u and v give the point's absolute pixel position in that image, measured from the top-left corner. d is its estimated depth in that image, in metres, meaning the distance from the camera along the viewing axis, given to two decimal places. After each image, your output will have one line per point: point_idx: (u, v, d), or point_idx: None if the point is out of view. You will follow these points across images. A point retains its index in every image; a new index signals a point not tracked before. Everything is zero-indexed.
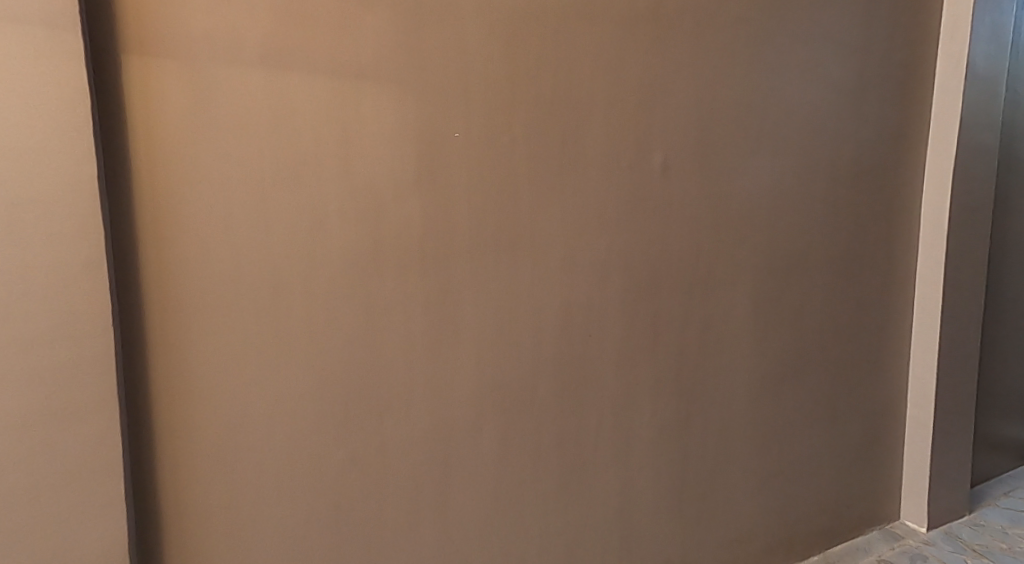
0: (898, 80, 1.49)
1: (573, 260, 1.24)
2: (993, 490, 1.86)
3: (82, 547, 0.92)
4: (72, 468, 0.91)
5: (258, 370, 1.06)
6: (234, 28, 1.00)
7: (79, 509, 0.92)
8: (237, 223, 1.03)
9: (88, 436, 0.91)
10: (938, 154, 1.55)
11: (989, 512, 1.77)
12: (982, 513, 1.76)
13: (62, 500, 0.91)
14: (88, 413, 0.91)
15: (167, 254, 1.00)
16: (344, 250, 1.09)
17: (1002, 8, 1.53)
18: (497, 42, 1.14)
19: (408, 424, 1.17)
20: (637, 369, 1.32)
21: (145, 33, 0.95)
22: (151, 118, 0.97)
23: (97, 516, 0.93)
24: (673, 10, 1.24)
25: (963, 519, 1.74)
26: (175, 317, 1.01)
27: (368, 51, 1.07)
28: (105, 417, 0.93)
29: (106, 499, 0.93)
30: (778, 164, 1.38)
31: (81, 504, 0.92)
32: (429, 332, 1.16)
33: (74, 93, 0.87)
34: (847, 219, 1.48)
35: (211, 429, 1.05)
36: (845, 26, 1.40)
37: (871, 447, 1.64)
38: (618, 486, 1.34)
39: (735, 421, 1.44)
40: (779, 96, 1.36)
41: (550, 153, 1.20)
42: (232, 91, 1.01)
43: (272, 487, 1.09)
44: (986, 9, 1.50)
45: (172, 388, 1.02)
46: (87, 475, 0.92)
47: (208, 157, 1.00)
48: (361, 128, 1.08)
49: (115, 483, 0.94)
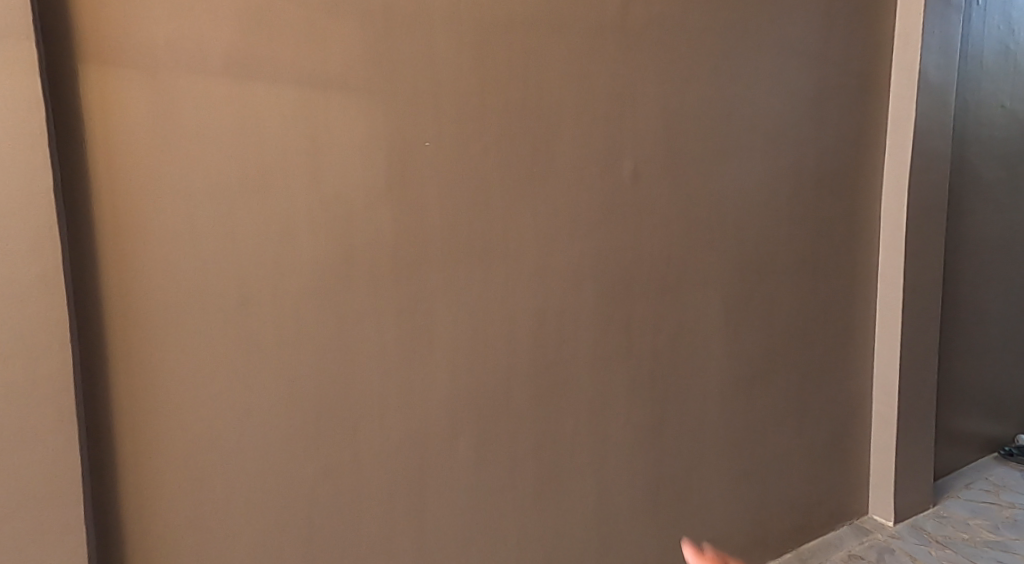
0: (854, 88, 1.54)
1: (549, 266, 1.25)
2: (955, 483, 1.93)
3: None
4: (36, 486, 0.88)
5: (229, 385, 1.04)
6: (198, 37, 0.98)
7: (44, 529, 0.90)
8: (203, 235, 1.01)
9: (51, 452, 0.89)
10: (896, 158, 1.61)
11: (952, 504, 1.83)
12: (945, 505, 1.82)
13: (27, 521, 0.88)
14: (50, 429, 0.89)
15: (130, 269, 0.97)
16: (315, 260, 1.08)
17: (951, 18, 1.59)
18: (468, 50, 1.15)
19: (384, 436, 1.16)
20: (614, 374, 1.34)
21: (104, 41, 0.93)
22: (111, 131, 0.95)
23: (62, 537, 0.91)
24: (639, 20, 1.26)
25: (927, 512, 1.80)
26: (137, 334, 0.98)
27: (338, 60, 1.07)
28: (69, 433, 0.90)
29: (71, 519, 0.91)
30: (744, 168, 1.41)
31: (45, 524, 0.90)
32: (406, 341, 1.16)
33: (30, 107, 0.84)
34: (811, 221, 1.52)
35: (180, 446, 1.02)
36: (803, 34, 1.44)
37: (839, 444, 1.68)
38: (593, 489, 1.35)
39: (710, 422, 1.46)
40: (743, 101, 1.39)
41: (523, 160, 1.21)
42: (196, 101, 0.99)
43: (247, 501, 1.07)
44: (935, 20, 1.56)
45: (136, 405, 0.99)
46: (50, 494, 0.89)
47: (173, 168, 0.98)
48: (330, 137, 1.08)
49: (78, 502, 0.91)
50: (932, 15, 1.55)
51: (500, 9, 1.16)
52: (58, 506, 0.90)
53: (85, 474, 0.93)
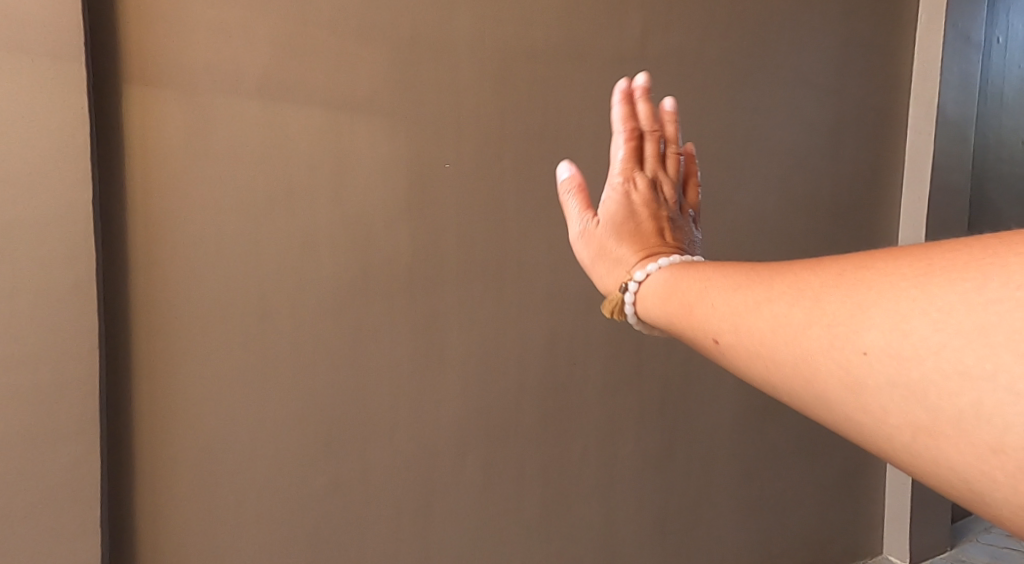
0: (875, 124, 1.50)
1: (559, 288, 1.27)
2: (976, 526, 1.84)
3: (58, 547, 0.97)
4: (57, 469, 0.96)
5: (242, 390, 1.10)
6: (233, 60, 1.05)
7: (59, 514, 0.97)
8: (227, 247, 1.07)
9: (71, 438, 0.97)
10: (914, 197, 1.55)
11: (971, 548, 1.74)
12: (963, 547, 1.74)
13: (44, 505, 0.96)
14: (72, 416, 0.97)
15: (157, 274, 1.04)
16: (333, 275, 1.13)
17: (973, 56, 1.54)
18: (489, 76, 1.18)
19: (390, 449, 1.18)
20: (623, 399, 1.33)
21: (149, 62, 1.01)
22: (151, 146, 1.02)
23: (74, 522, 0.97)
24: (660, 51, 1.28)
25: (945, 554, 1.72)
26: (160, 338, 1.05)
27: (364, 85, 1.12)
28: (89, 421, 0.98)
29: (82, 506, 0.98)
30: (764, 193, 1.39)
31: (62, 510, 0.97)
32: (415, 355, 1.19)
33: (74, 124, 0.94)
34: (832, 252, 1.48)
35: (194, 444, 1.08)
36: (827, 66, 1.43)
37: (855, 483, 1.63)
38: (601, 515, 1.34)
39: (721, 452, 1.44)
40: (766, 128, 1.38)
41: (537, 182, 1.23)
42: (231, 122, 1.06)
43: (248, 502, 1.11)
44: (955, 58, 1.51)
45: (156, 402, 1.05)
46: (65, 481, 0.97)
47: (205, 184, 1.05)
48: (353, 157, 1.12)
49: (90, 490, 0.98)
50: (950, 53, 1.50)
51: (522, 37, 1.19)
52: (76, 489, 0.97)
53: (102, 461, 1.00)
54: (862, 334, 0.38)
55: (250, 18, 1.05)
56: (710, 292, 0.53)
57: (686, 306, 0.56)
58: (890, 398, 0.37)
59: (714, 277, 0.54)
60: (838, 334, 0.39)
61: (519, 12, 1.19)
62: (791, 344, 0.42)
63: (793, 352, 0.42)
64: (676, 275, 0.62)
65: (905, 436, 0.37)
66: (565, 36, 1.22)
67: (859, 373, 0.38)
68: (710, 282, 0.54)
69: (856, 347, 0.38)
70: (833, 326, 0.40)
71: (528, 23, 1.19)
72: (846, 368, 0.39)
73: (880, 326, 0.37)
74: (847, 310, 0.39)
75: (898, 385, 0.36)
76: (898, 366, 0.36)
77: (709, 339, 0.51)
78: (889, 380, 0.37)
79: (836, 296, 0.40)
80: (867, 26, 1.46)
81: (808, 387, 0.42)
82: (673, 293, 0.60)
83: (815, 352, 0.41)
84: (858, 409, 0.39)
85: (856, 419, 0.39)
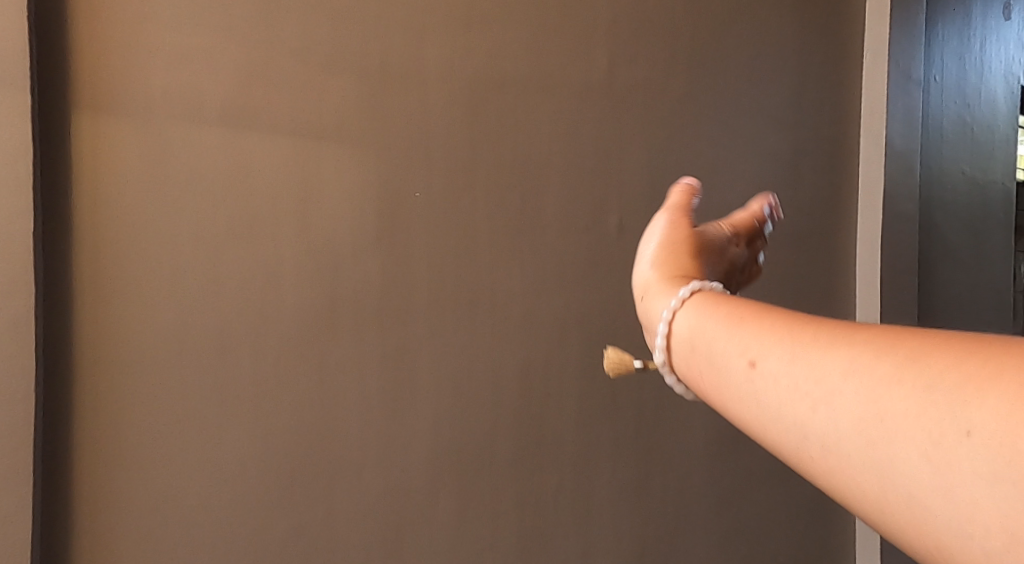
0: (828, 158, 1.53)
1: (532, 315, 1.24)
2: None
3: None
4: None
5: (196, 428, 1.04)
6: (195, 88, 1.03)
7: None
8: (184, 280, 1.03)
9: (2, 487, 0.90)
10: (868, 227, 1.55)
11: None
12: None
13: None
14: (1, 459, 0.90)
15: (104, 310, 1.00)
16: (297, 307, 1.09)
17: (916, 91, 1.58)
18: (458, 105, 1.19)
19: (359, 488, 1.14)
20: (597, 428, 1.30)
21: (102, 92, 0.99)
22: (100, 176, 0.99)
23: None
24: (623, 84, 1.31)
25: None
26: (106, 374, 1.00)
27: (331, 113, 1.11)
28: (21, 468, 0.91)
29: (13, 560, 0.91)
30: (728, 219, 1.40)
31: None
32: (383, 388, 1.15)
33: (15, 158, 0.90)
34: (796, 281, 1.49)
35: (141, 489, 1.02)
36: (779, 103, 1.46)
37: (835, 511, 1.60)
38: (576, 550, 1.30)
39: (700, 481, 1.41)
40: (726, 156, 1.41)
41: (509, 207, 1.23)
42: (190, 150, 1.03)
43: (205, 547, 1.05)
44: (900, 94, 1.54)
45: (99, 442, 1.00)
46: None
47: (162, 215, 1.02)
48: (319, 187, 1.10)
49: (22, 543, 0.91)
50: (895, 90, 1.53)
51: (491, 69, 1.21)
52: (9, 539, 0.91)
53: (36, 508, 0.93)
54: (968, 409, 0.45)
55: (211, 46, 1.04)
56: (751, 346, 0.60)
57: (721, 346, 0.62)
58: (969, 465, 0.44)
59: (753, 318, 0.62)
60: (931, 416, 0.47)
61: (489, 45, 1.21)
62: (869, 406, 0.50)
63: (863, 424, 0.50)
64: (706, 307, 0.67)
65: (984, 537, 0.44)
66: (532, 66, 1.24)
67: (944, 470, 0.46)
68: (757, 345, 0.59)
69: (961, 428, 0.45)
70: (925, 408, 0.47)
71: (498, 56, 1.21)
72: (937, 437, 0.46)
73: (982, 427, 0.44)
74: (944, 397, 0.47)
75: (992, 492, 0.44)
76: (997, 476, 0.43)
77: (744, 373, 0.59)
78: (978, 476, 0.44)
79: (923, 382, 0.48)
80: (815, 66, 1.51)
81: (871, 459, 0.50)
82: (706, 355, 0.64)
83: (899, 421, 0.48)
84: (928, 489, 0.47)
85: (918, 511, 0.47)
